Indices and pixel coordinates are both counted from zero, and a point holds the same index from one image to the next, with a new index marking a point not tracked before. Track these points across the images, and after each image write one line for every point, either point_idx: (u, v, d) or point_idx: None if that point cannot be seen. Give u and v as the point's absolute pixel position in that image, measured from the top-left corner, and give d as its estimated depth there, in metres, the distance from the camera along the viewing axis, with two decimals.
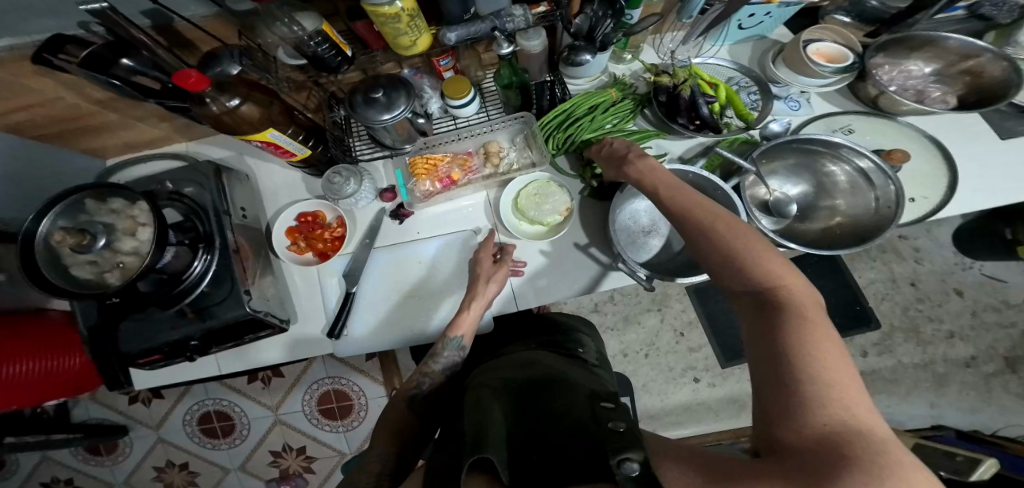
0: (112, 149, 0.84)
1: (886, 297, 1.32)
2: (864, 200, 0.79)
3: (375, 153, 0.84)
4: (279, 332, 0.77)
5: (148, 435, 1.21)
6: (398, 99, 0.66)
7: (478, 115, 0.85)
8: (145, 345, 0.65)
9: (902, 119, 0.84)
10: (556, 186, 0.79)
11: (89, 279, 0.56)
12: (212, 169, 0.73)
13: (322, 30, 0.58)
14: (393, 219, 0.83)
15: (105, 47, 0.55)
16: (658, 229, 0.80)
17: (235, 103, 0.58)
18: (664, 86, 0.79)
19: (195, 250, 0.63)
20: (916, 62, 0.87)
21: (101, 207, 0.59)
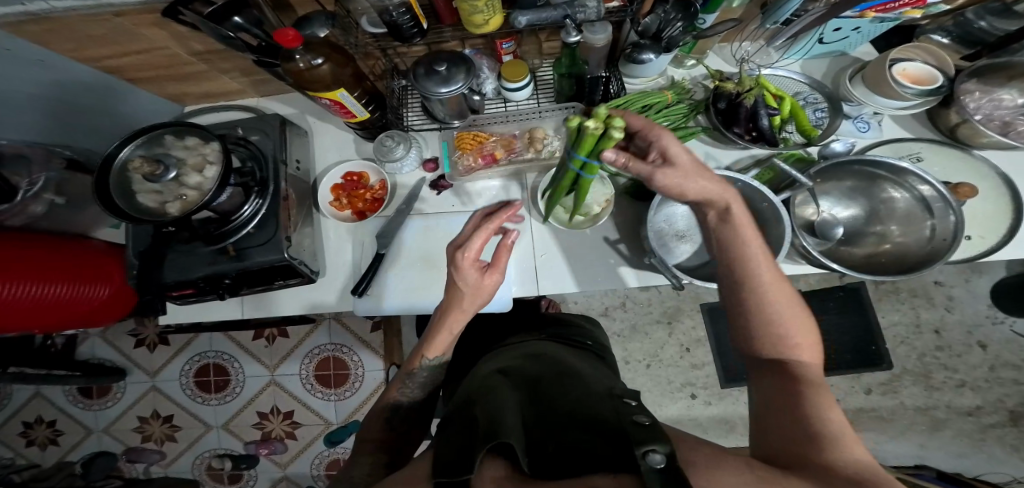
0: (190, 96, 0.89)
1: (904, 341, 1.32)
2: (916, 232, 0.75)
3: (424, 124, 0.86)
4: (307, 283, 0.81)
5: (144, 381, 1.32)
6: (457, 75, 0.67)
7: (529, 102, 0.86)
8: (180, 277, 0.70)
9: (977, 153, 0.79)
10: (598, 177, 0.77)
11: (154, 208, 0.63)
12: (278, 121, 0.78)
13: (407, 1, 0.60)
14: (431, 189, 0.85)
15: (221, 4, 0.58)
16: (692, 236, 0.79)
17: (319, 62, 0.61)
18: (726, 93, 0.77)
19: (248, 194, 0.70)
20: (1010, 92, 0.78)
21: (177, 143, 0.67)
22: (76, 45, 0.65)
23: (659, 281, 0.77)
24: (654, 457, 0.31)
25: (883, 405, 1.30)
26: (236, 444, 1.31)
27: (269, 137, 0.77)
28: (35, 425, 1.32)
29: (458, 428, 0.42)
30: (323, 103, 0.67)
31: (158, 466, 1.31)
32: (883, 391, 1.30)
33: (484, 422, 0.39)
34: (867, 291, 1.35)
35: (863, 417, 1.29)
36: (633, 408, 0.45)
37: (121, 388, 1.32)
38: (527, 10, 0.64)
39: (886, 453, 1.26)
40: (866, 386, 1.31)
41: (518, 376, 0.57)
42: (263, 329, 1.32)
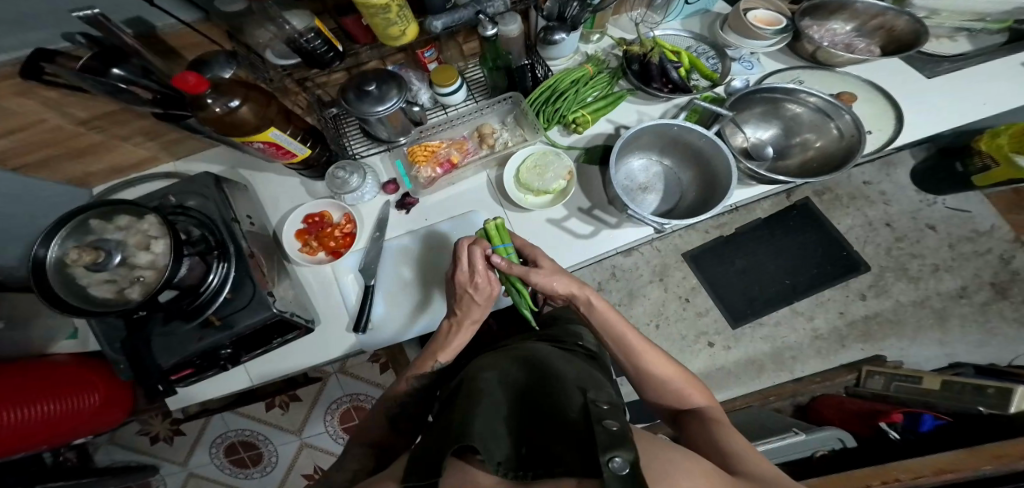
0: (99, 174, 0.85)
1: (868, 241, 1.41)
2: (833, 135, 0.78)
3: (371, 149, 0.87)
4: (306, 332, 0.81)
5: (178, 471, 1.29)
6: (390, 92, 0.69)
7: (467, 104, 0.88)
8: (174, 359, 0.69)
9: (844, 70, 0.83)
10: (552, 154, 0.80)
11: (112, 297, 0.64)
12: (211, 181, 0.78)
13: (314, 26, 0.62)
14: (399, 209, 0.86)
15: (94, 59, 0.53)
16: (654, 186, 0.82)
17: (235, 104, 0.59)
18: (636, 55, 0.81)
19: (208, 262, 0.69)
20: (836, 22, 0.89)
21: (107, 225, 0.68)
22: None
23: (641, 234, 0.78)
24: (619, 463, 0.34)
25: (884, 308, 1.37)
26: None
27: (207, 198, 0.76)
28: None
29: (434, 434, 0.46)
30: (255, 147, 0.65)
31: None
32: (876, 293, 1.37)
33: (455, 432, 0.43)
34: (814, 203, 1.46)
35: (876, 325, 1.36)
36: (605, 409, 0.44)
37: (160, 484, 1.29)
38: (439, 14, 0.66)
39: (916, 361, 1.31)
40: (859, 293, 1.38)
41: (505, 378, 0.61)
42: (273, 399, 1.32)
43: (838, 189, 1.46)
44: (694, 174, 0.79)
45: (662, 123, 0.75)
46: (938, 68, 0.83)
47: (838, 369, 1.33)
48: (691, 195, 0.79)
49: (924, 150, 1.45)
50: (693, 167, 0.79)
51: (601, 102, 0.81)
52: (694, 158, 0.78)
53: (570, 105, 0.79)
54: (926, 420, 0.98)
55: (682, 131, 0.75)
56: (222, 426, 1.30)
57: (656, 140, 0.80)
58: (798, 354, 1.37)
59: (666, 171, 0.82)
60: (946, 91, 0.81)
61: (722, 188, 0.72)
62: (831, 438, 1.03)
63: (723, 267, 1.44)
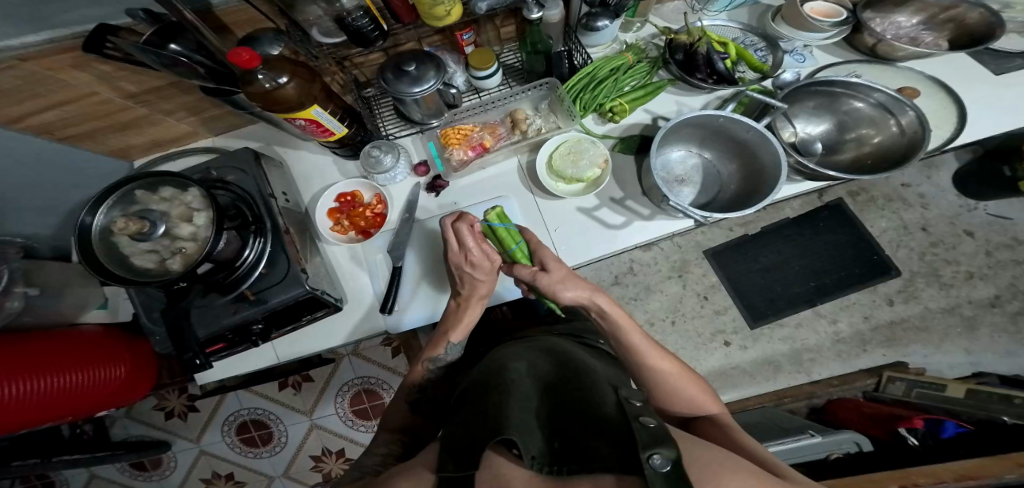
0: (137, 148, 0.87)
1: (901, 243, 1.37)
2: (891, 131, 0.76)
3: (404, 131, 0.88)
4: (334, 311, 0.84)
5: (192, 446, 1.35)
6: (427, 72, 0.69)
7: (501, 88, 0.87)
8: (210, 330, 0.72)
9: (902, 64, 0.80)
10: (588, 142, 0.79)
11: (153, 267, 0.66)
12: (251, 156, 0.80)
13: (362, 4, 0.63)
14: (430, 192, 0.86)
15: (155, 35, 0.56)
16: (692, 179, 0.81)
17: (283, 80, 0.60)
18: (682, 45, 0.78)
19: (245, 238, 0.70)
20: (902, 15, 0.85)
21: (152, 196, 0.70)
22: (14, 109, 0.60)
23: (674, 225, 0.78)
24: (660, 461, 0.34)
25: (912, 314, 1.34)
26: None
27: (247, 174, 0.78)
28: None
29: (466, 420, 0.47)
30: (297, 124, 0.66)
31: None
32: (905, 299, 1.34)
33: (489, 423, 0.43)
34: (848, 205, 1.42)
35: (902, 332, 1.33)
36: (639, 407, 0.47)
37: (173, 457, 1.35)
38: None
39: (940, 368, 1.29)
40: (886, 297, 1.35)
41: (532, 370, 0.62)
42: (287, 379, 1.35)
43: (874, 189, 1.42)
44: (737, 166, 0.78)
45: (708, 114, 0.73)
46: (1008, 64, 0.80)
47: (856, 373, 1.30)
48: (732, 189, 0.79)
49: (969, 152, 1.41)
50: (735, 160, 0.79)
51: (637, 93, 0.80)
52: (738, 150, 0.77)
53: (609, 93, 0.78)
54: (948, 427, 0.98)
55: (729, 123, 0.74)
56: (235, 404, 1.35)
57: (700, 131, 0.78)
58: (816, 356, 1.35)
59: (705, 163, 0.82)
60: (1009, 93, 0.77)
61: (767, 183, 0.72)
62: (846, 442, 1.01)
63: (746, 265, 1.42)
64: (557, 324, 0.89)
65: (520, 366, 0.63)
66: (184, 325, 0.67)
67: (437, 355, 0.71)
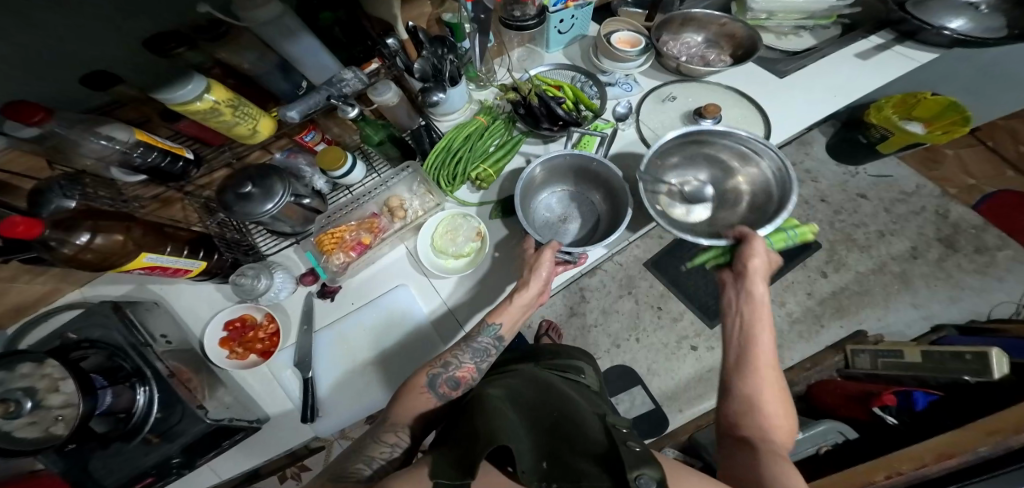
0: (2, 317, 0.79)
1: (812, 218, 1.42)
2: (766, 183, 0.77)
3: (281, 245, 0.84)
4: (254, 431, 0.76)
5: None
6: (274, 186, 0.69)
7: (371, 178, 0.87)
8: (128, 475, 0.65)
9: (708, 80, 0.87)
10: (461, 217, 0.81)
11: (39, 438, 0.58)
12: (110, 306, 0.71)
13: (140, 138, 0.59)
14: (322, 298, 0.83)
15: None
16: (573, 215, 0.82)
17: (87, 239, 0.55)
18: (518, 99, 0.82)
19: (133, 385, 0.66)
20: (690, 34, 0.94)
21: (10, 375, 0.58)
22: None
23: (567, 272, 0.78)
24: (644, 480, 0.39)
25: (847, 281, 1.36)
26: None
27: (116, 320, 0.70)
28: None
29: (459, 440, 0.46)
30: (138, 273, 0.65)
31: None
32: (835, 268, 1.37)
33: (484, 433, 0.43)
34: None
35: (846, 300, 1.34)
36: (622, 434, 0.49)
37: None
38: (292, 104, 0.65)
39: (898, 328, 1.29)
40: (819, 270, 1.38)
41: (518, 395, 0.61)
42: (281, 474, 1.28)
43: None
44: (602, 194, 0.80)
45: (552, 156, 0.77)
46: (786, 68, 0.87)
47: (824, 351, 1.29)
48: (607, 217, 0.79)
49: (830, 125, 1.52)
50: (598, 190, 0.80)
51: (501, 150, 0.82)
52: (596, 182, 0.79)
53: (467, 164, 0.80)
54: (919, 397, 0.97)
55: (578, 158, 0.77)
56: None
57: (562, 174, 0.81)
58: (782, 342, 1.33)
59: (580, 197, 0.83)
60: (812, 84, 0.85)
61: (624, 201, 0.74)
62: (831, 432, 1.01)
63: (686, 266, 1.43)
64: (545, 355, 0.87)
65: (502, 389, 0.63)
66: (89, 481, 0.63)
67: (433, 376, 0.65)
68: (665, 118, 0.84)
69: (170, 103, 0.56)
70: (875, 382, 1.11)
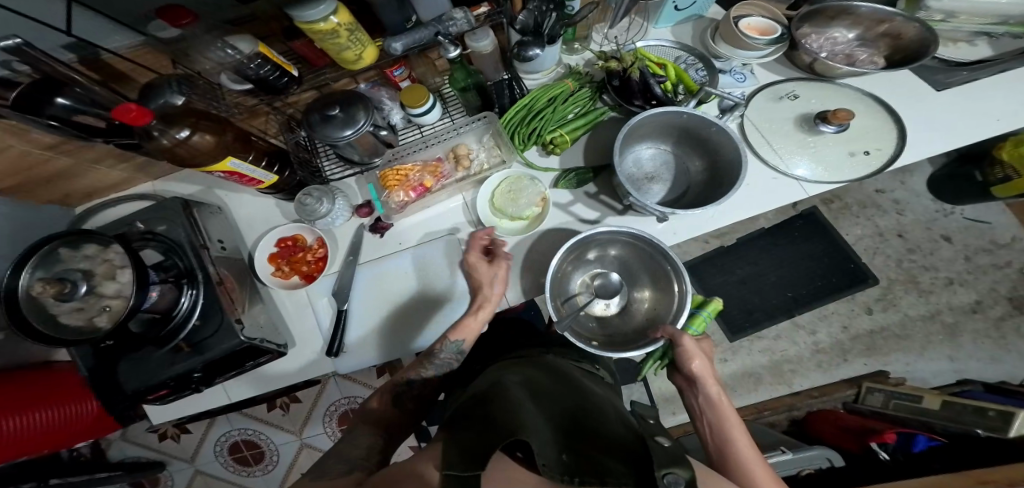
0: (77, 195, 0.87)
1: (877, 251, 1.34)
2: (664, 291, 0.75)
3: (345, 172, 0.84)
4: (279, 356, 0.80)
5: (186, 466, 1.54)
6: (357, 114, 0.70)
7: (443, 122, 0.83)
8: (148, 382, 0.70)
9: (841, 82, 0.77)
10: (528, 179, 0.76)
11: (82, 325, 0.64)
12: (180, 204, 0.75)
13: (260, 51, 0.57)
14: (373, 233, 0.83)
15: (33, 89, 0.52)
16: (662, 176, 0.74)
17: (186, 134, 0.57)
18: (616, 70, 0.72)
19: (180, 286, 0.70)
20: (839, 29, 0.81)
21: (74, 254, 0.67)
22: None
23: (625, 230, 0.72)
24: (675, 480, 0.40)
25: (891, 322, 1.30)
26: None
27: (176, 222, 0.73)
28: None
29: (470, 427, 0.45)
30: (218, 175, 0.66)
31: None
32: (883, 307, 1.31)
33: (504, 426, 0.41)
34: (822, 213, 1.38)
35: (883, 342, 1.29)
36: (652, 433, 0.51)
37: (170, 477, 1.54)
38: (398, 36, 0.62)
39: (923, 375, 1.26)
40: (865, 306, 1.32)
41: (535, 385, 0.60)
42: (276, 401, 1.55)
43: (848, 197, 1.39)
44: (705, 162, 0.72)
45: (671, 110, 0.67)
46: (947, 80, 0.76)
47: (838, 383, 1.28)
48: (699, 187, 0.72)
49: (942, 155, 1.35)
50: (701, 157, 0.72)
51: (580, 121, 0.76)
52: (704, 149, 0.71)
53: (544, 128, 0.75)
54: (919, 440, 0.93)
55: (693, 120, 0.68)
56: (226, 425, 1.54)
57: (668, 132, 0.72)
58: (797, 367, 1.32)
59: (675, 159, 0.75)
60: (966, 105, 0.74)
61: (731, 178, 0.65)
62: (818, 457, 0.97)
63: (722, 277, 1.37)
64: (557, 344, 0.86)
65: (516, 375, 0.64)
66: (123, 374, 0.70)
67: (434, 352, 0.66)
68: (778, 117, 0.76)
69: (296, 19, 0.51)
70: (881, 420, 1.09)
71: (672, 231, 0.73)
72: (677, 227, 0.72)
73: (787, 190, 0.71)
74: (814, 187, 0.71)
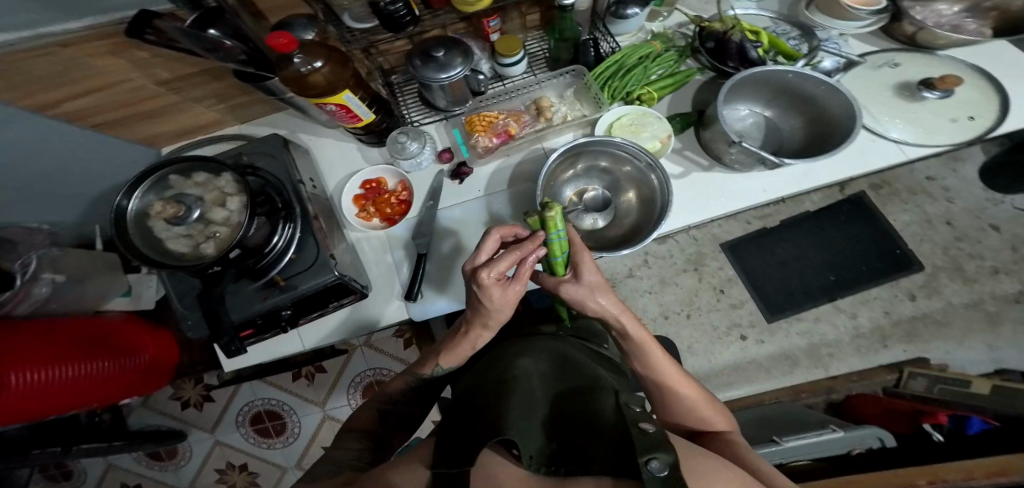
0: (166, 135, 0.90)
1: (924, 238, 1.36)
2: (646, 191, 0.74)
3: (427, 118, 0.89)
4: (359, 299, 0.81)
5: (205, 437, 1.55)
6: (455, 59, 0.73)
7: (525, 77, 0.86)
8: (242, 315, 0.70)
9: (942, 52, 0.83)
10: (652, 116, 0.75)
11: (188, 251, 0.65)
12: (281, 143, 0.80)
13: None
14: (453, 179, 0.86)
15: (197, 20, 0.60)
16: (751, 135, 0.77)
17: (318, 65, 0.63)
18: (713, 33, 0.77)
19: (278, 221, 0.69)
20: (943, 4, 0.86)
21: (187, 181, 0.69)
22: (30, 91, 0.59)
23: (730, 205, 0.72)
24: (657, 465, 0.34)
25: (933, 309, 1.32)
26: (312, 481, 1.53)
27: (275, 160, 0.78)
28: None
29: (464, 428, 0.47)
30: (327, 110, 0.69)
31: None
32: (927, 294, 1.33)
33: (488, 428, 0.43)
34: (870, 197, 1.41)
35: (921, 327, 1.31)
36: (638, 413, 0.46)
37: (189, 448, 1.56)
38: None
39: (962, 363, 1.27)
40: (908, 292, 1.34)
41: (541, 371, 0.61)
42: (301, 371, 1.57)
43: (897, 183, 1.42)
44: (804, 121, 0.74)
45: (779, 68, 0.70)
46: None
47: (876, 369, 1.29)
48: (793, 146, 0.75)
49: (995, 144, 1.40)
50: (799, 116, 0.75)
51: (663, 81, 0.79)
52: (804, 107, 0.74)
53: (636, 80, 0.77)
54: (974, 422, 0.97)
55: (798, 79, 0.71)
56: (249, 395, 1.56)
57: (763, 89, 0.75)
58: (835, 351, 1.33)
59: (766, 122, 0.78)
60: None
61: (839, 133, 0.68)
62: (868, 437, 0.98)
63: (763, 257, 1.40)
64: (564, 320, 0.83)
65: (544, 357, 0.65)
66: (223, 311, 0.63)
67: (424, 374, 0.70)
68: (875, 84, 0.81)
69: None
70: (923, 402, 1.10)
71: (759, 187, 0.72)
72: (767, 184, 0.72)
73: (887, 152, 0.76)
74: (913, 149, 0.76)
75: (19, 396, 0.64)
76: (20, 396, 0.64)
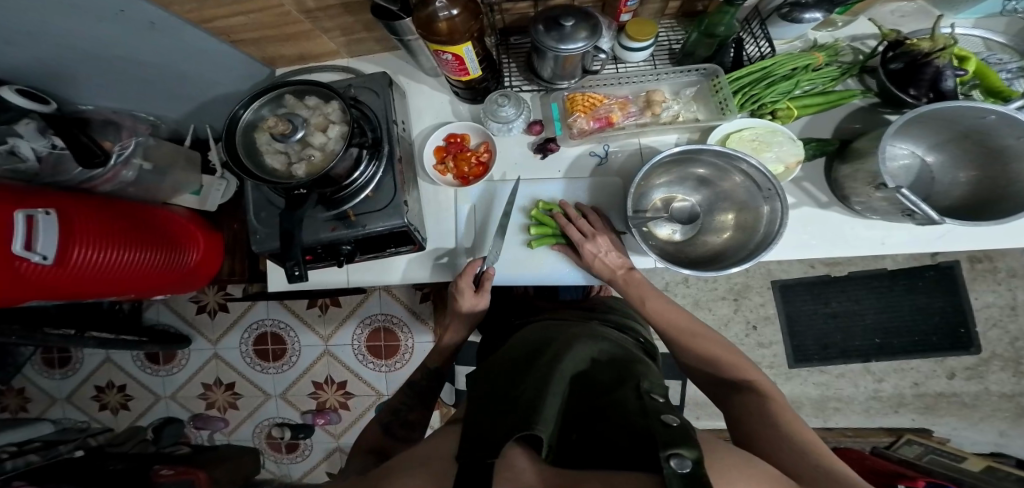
0: (285, 58, 0.85)
1: (997, 324, 1.29)
2: (748, 215, 0.69)
3: (527, 87, 0.84)
4: (416, 250, 0.80)
5: (207, 348, 1.54)
6: (583, 32, 0.67)
7: (644, 64, 0.81)
8: (306, 241, 0.70)
9: None
10: (784, 135, 0.68)
11: (281, 169, 0.65)
12: (387, 81, 0.77)
13: None
14: (537, 152, 0.81)
15: None
16: (908, 177, 0.71)
17: (454, 13, 0.61)
18: (914, 50, 0.64)
19: (361, 158, 0.66)
20: None
21: (298, 102, 0.69)
22: (196, 5, 0.60)
23: (862, 250, 0.69)
24: (678, 462, 0.33)
25: (967, 391, 1.30)
26: (293, 414, 1.53)
27: (379, 98, 0.76)
28: (107, 390, 1.54)
29: (492, 410, 0.48)
30: (442, 58, 0.68)
31: (222, 432, 1.55)
32: (969, 376, 1.30)
33: (520, 415, 0.44)
34: (961, 270, 1.31)
35: (945, 403, 1.30)
36: (661, 406, 0.47)
37: (186, 356, 1.54)
38: None
39: (963, 441, 1.29)
40: (950, 370, 1.30)
41: (579, 365, 0.62)
42: (317, 300, 1.52)
43: (1000, 261, 1.30)
44: (973, 176, 0.67)
45: (983, 107, 0.58)
46: None
47: (875, 430, 1.31)
48: (949, 201, 0.69)
49: None
50: (970, 169, 0.67)
51: (808, 99, 0.72)
52: (984, 159, 0.65)
53: (777, 94, 0.71)
54: None
55: (996, 124, 0.60)
56: (260, 315, 1.53)
57: (944, 130, 0.66)
58: (841, 407, 1.33)
59: (924, 168, 0.72)
60: None
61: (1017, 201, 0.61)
62: None
63: (814, 306, 1.35)
64: (595, 316, 0.88)
65: (584, 352, 0.66)
66: (297, 233, 0.62)
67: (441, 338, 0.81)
68: None
69: None
70: (908, 465, 1.11)
71: (879, 238, 0.69)
72: (888, 236, 0.69)
73: None
74: None
75: (77, 273, 0.67)
76: (77, 272, 0.67)
